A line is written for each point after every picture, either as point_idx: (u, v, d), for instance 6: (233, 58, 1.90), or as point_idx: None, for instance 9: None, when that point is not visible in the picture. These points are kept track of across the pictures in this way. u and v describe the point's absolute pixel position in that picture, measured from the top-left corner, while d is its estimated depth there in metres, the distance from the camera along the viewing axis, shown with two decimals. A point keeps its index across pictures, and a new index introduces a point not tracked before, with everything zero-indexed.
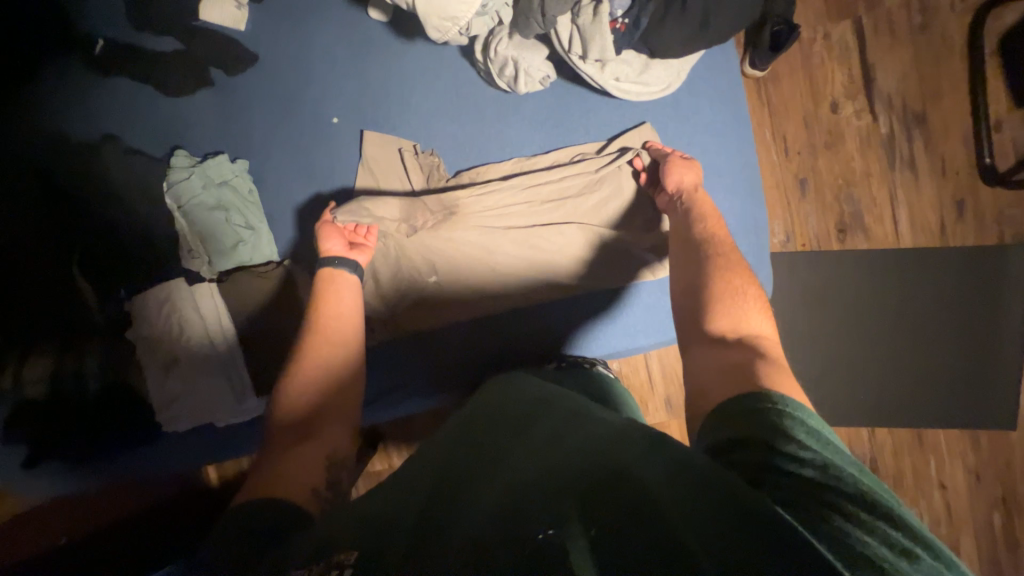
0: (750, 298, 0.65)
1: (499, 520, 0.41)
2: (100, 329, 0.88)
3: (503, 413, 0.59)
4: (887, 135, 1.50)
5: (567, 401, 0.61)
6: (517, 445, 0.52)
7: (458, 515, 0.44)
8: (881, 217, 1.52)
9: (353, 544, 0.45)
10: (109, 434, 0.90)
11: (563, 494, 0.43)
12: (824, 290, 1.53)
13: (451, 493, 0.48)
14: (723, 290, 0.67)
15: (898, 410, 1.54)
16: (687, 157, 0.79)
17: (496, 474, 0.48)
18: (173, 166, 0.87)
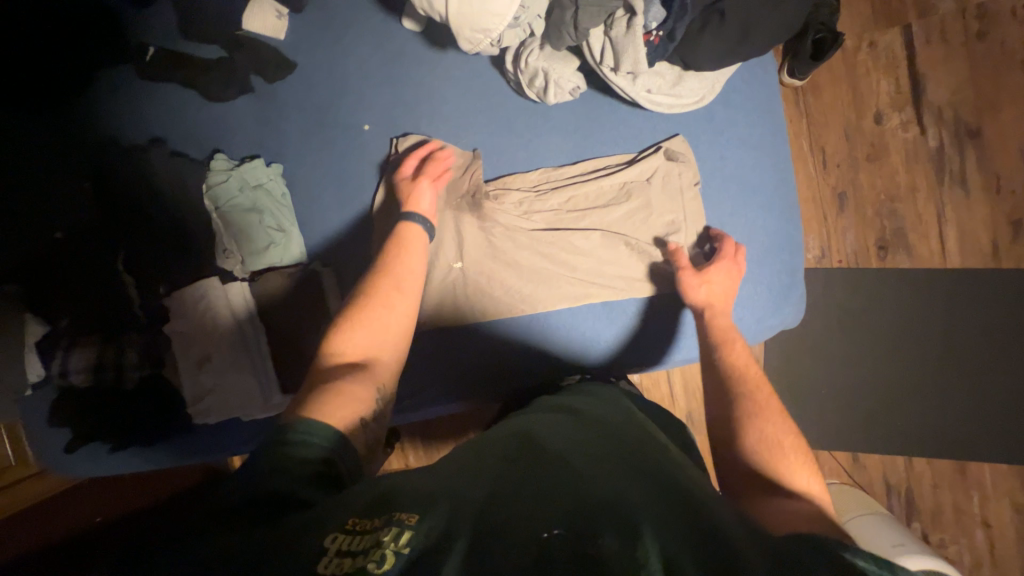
0: (790, 452, 0.59)
1: (571, 525, 0.42)
2: (141, 324, 0.93)
3: (572, 425, 0.61)
4: (936, 148, 1.42)
5: (631, 429, 0.62)
6: (589, 455, 0.53)
7: (525, 504, 0.45)
8: (927, 235, 1.44)
9: (414, 509, 0.45)
10: (143, 423, 0.94)
11: (636, 511, 0.43)
12: (860, 309, 1.47)
13: (516, 482, 0.48)
14: (761, 441, 0.62)
15: (937, 439, 1.45)
16: (719, 263, 0.76)
17: (567, 476, 0.49)
18: (214, 169, 0.91)
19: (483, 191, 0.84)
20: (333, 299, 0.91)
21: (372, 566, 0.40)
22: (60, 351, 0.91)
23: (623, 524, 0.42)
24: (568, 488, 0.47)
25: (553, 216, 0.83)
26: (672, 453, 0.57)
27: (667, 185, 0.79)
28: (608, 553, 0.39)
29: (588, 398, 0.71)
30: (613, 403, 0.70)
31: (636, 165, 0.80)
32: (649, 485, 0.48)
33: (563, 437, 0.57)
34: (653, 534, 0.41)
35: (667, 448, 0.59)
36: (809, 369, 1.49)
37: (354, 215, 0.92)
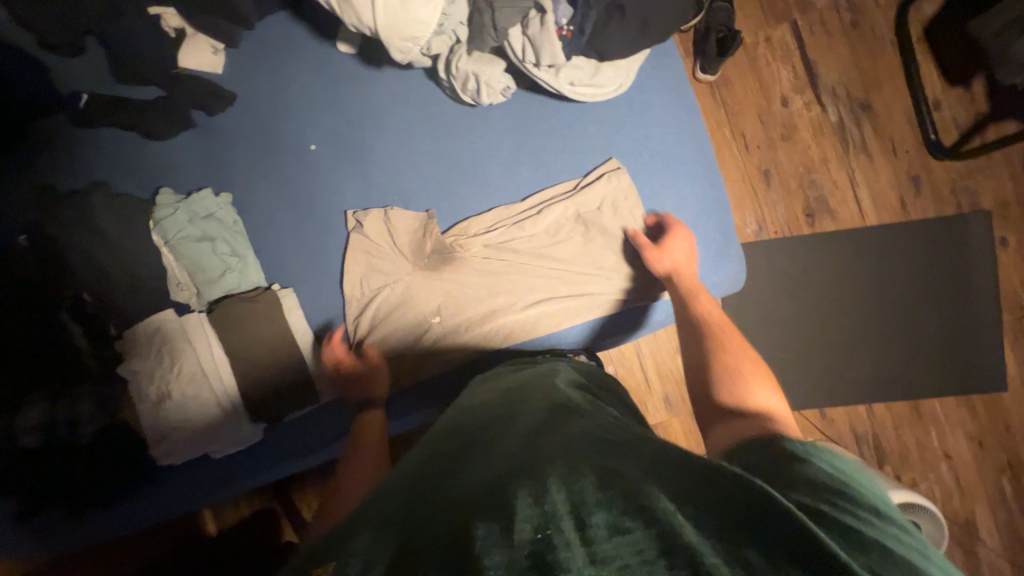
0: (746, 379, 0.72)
1: (481, 508, 0.44)
2: (93, 374, 0.88)
3: (476, 429, 0.64)
4: (837, 123, 1.59)
5: (544, 405, 0.65)
6: (505, 448, 0.56)
7: (437, 513, 0.46)
8: (844, 199, 1.59)
9: (333, 552, 0.44)
10: (103, 478, 0.89)
11: (545, 475, 0.47)
12: (801, 273, 1.59)
13: (428, 499, 0.49)
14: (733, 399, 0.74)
15: (888, 383, 1.57)
16: (670, 230, 0.85)
17: (474, 474, 0.52)
18: (160, 204, 0.91)
19: (445, 244, 0.89)
20: (298, 320, 0.91)
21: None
22: (3, 419, 0.84)
23: (530, 490, 0.44)
24: (472, 486, 0.49)
25: (514, 245, 0.88)
26: (583, 416, 0.61)
27: (603, 173, 0.87)
28: (519, 525, 0.41)
29: (498, 389, 0.75)
30: (516, 388, 0.73)
31: (572, 158, 0.88)
32: (550, 447, 0.53)
33: (469, 444, 0.60)
34: (557, 486, 0.45)
35: (561, 410, 0.63)
36: (765, 336, 1.58)
37: (309, 234, 0.93)
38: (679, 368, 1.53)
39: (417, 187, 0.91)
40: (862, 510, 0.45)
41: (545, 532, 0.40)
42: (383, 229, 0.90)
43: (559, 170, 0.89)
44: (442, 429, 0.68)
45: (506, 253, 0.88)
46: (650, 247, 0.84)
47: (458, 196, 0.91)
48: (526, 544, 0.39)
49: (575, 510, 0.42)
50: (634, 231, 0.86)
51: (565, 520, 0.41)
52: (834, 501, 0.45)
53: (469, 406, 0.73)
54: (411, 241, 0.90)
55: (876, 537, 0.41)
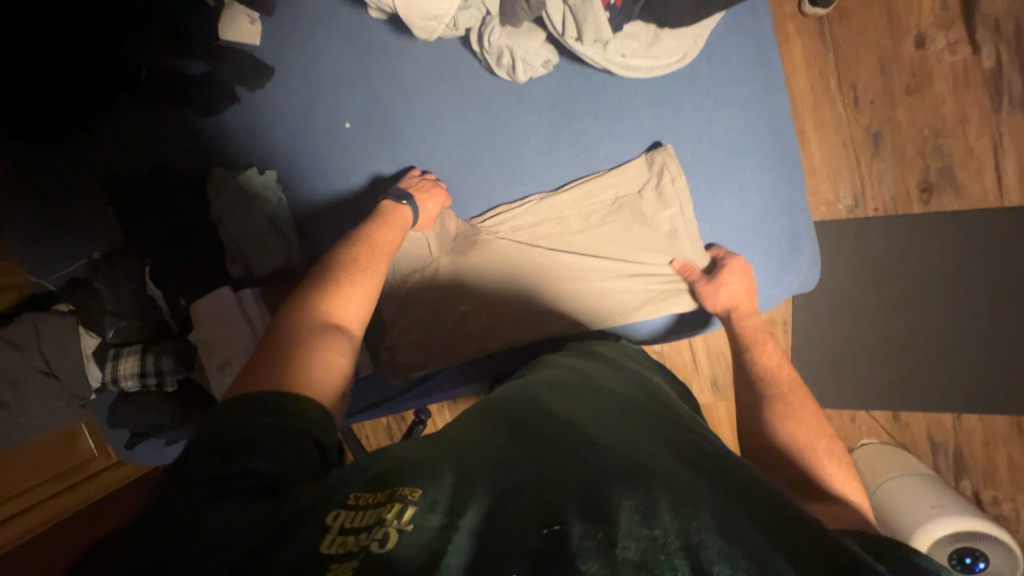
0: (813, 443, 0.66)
1: (578, 502, 0.43)
2: (174, 331, 1.03)
3: (562, 398, 0.62)
4: (991, 70, 1.23)
5: (637, 407, 0.62)
6: (601, 436, 0.53)
7: (529, 485, 0.46)
8: (979, 171, 1.28)
9: (416, 483, 0.45)
10: (188, 418, 1.05)
11: (651, 488, 0.45)
12: (899, 261, 1.35)
13: (520, 460, 0.49)
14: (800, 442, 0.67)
15: (990, 394, 1.34)
16: (739, 265, 0.75)
17: (565, 451, 0.50)
18: (213, 182, 0.95)
19: (476, 234, 0.84)
20: None
21: (374, 546, 0.39)
22: (108, 361, 1.01)
23: (639, 504, 0.42)
24: (560, 466, 0.48)
25: (549, 244, 0.82)
26: (686, 437, 0.57)
27: (655, 160, 0.75)
28: (620, 536, 0.39)
29: (574, 365, 0.71)
30: (596, 370, 0.70)
31: (618, 145, 0.77)
32: (655, 460, 0.50)
33: (556, 410, 0.58)
34: (669, 509, 0.42)
35: (654, 421, 0.60)
36: (844, 330, 1.39)
37: (346, 215, 0.93)
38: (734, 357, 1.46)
39: (450, 170, 0.86)
40: None
41: (654, 556, 0.38)
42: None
43: (602, 160, 0.79)
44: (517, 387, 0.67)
45: (544, 253, 0.81)
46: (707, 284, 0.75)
47: (490, 182, 0.85)
48: (628, 556, 0.38)
49: (688, 546, 0.40)
50: (684, 263, 0.77)
51: (676, 550, 0.39)
52: None
53: (549, 372, 0.70)
54: (439, 230, 0.85)
55: None
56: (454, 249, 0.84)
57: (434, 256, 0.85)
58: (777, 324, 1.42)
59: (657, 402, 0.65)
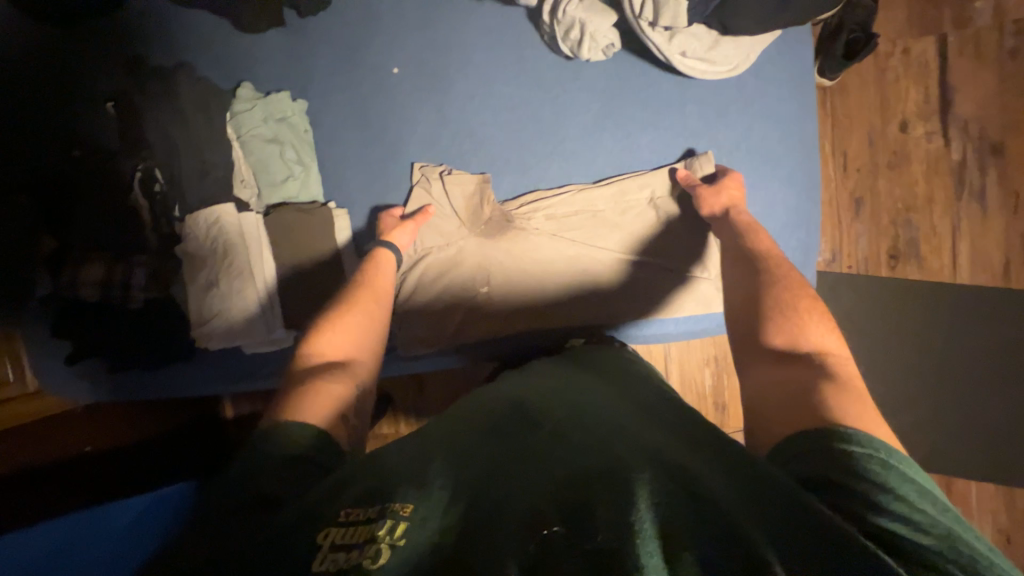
0: (806, 315, 0.66)
1: (558, 502, 0.44)
2: (152, 248, 0.94)
3: (546, 400, 0.63)
4: (957, 162, 1.41)
5: (614, 400, 0.63)
6: (576, 432, 0.55)
7: (511, 492, 0.47)
8: (939, 249, 1.43)
9: (408, 499, 0.47)
10: (143, 346, 0.95)
11: (620, 473, 0.46)
12: (864, 318, 1.46)
13: (503, 471, 0.50)
14: (777, 307, 0.69)
15: (926, 453, 1.45)
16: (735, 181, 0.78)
17: (547, 458, 0.51)
18: (238, 97, 0.90)
19: (507, 210, 0.86)
20: (345, 241, 0.92)
21: (367, 561, 0.41)
22: (69, 266, 0.92)
23: (614, 494, 0.43)
24: (543, 471, 0.49)
25: (580, 226, 0.84)
26: (663, 419, 0.58)
27: (697, 165, 0.80)
28: (597, 526, 0.41)
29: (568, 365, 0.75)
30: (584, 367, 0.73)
31: (659, 140, 0.82)
32: (636, 449, 0.50)
33: (544, 414, 0.59)
34: (642, 495, 0.43)
35: (632, 407, 0.62)
36: None
37: (375, 158, 0.92)
38: (703, 382, 1.54)
39: (492, 133, 0.87)
40: (906, 512, 0.41)
41: (631, 541, 0.39)
42: (439, 192, 0.87)
43: (641, 153, 0.83)
44: (512, 386, 0.69)
45: (573, 233, 0.84)
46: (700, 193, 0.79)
47: (530, 151, 0.86)
48: (605, 546, 0.39)
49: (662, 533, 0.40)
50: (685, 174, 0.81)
51: (647, 535, 0.39)
52: (879, 503, 0.42)
53: (538, 374, 0.72)
54: (469, 197, 0.87)
55: (918, 548, 0.38)
56: (484, 215, 0.87)
57: (461, 219, 0.87)
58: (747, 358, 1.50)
59: (635, 386, 0.67)
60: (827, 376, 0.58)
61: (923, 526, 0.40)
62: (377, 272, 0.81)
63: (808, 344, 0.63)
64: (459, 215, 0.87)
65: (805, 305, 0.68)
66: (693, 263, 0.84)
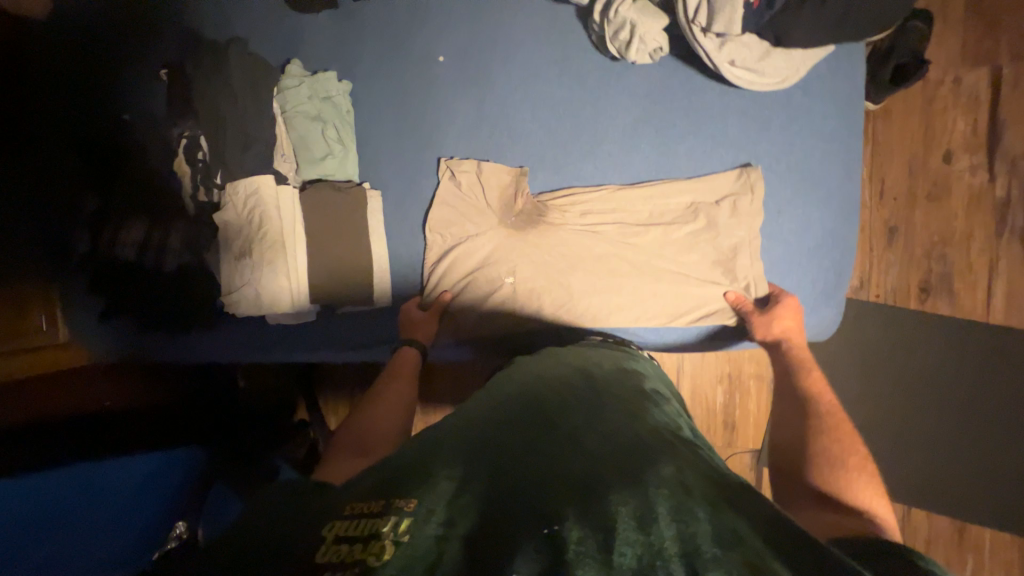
0: (856, 470, 0.63)
1: (577, 510, 0.45)
2: (188, 215, 0.97)
3: (550, 406, 0.62)
4: (1001, 199, 1.37)
5: (619, 410, 0.63)
6: (586, 444, 0.54)
7: (530, 497, 0.47)
8: (973, 286, 1.39)
9: (416, 495, 0.46)
10: (166, 311, 0.99)
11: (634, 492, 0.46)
12: (886, 350, 1.43)
13: (515, 476, 0.50)
14: (822, 456, 0.67)
15: (942, 496, 1.40)
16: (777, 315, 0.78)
17: (563, 467, 0.51)
18: (286, 73, 0.91)
19: (539, 205, 0.87)
20: (375, 222, 0.93)
21: (372, 558, 0.39)
22: (109, 227, 0.96)
23: (637, 513, 0.44)
24: (561, 479, 0.49)
25: (612, 230, 0.84)
26: (668, 436, 0.58)
27: (739, 176, 0.79)
28: (618, 545, 0.41)
29: (570, 366, 0.74)
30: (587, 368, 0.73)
31: (697, 150, 0.81)
32: (647, 465, 0.50)
33: (557, 421, 0.59)
34: (663, 517, 0.44)
35: (641, 416, 0.61)
36: None
37: (412, 144, 0.93)
38: (715, 400, 1.52)
39: (529, 128, 0.88)
40: None
41: (652, 563, 0.40)
42: (474, 183, 0.88)
43: (679, 161, 0.82)
44: (516, 387, 0.68)
45: (603, 234, 0.85)
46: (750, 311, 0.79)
47: (566, 149, 0.87)
48: (625, 565, 0.40)
49: (682, 551, 0.41)
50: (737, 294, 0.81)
51: (668, 559, 0.40)
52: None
53: (541, 374, 0.72)
54: (502, 194, 0.88)
55: None
56: (515, 211, 0.88)
57: (492, 213, 0.89)
58: None
59: (637, 399, 0.67)
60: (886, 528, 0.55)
61: None
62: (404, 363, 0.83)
63: (859, 499, 0.60)
64: (491, 207, 0.88)
65: (852, 462, 0.65)
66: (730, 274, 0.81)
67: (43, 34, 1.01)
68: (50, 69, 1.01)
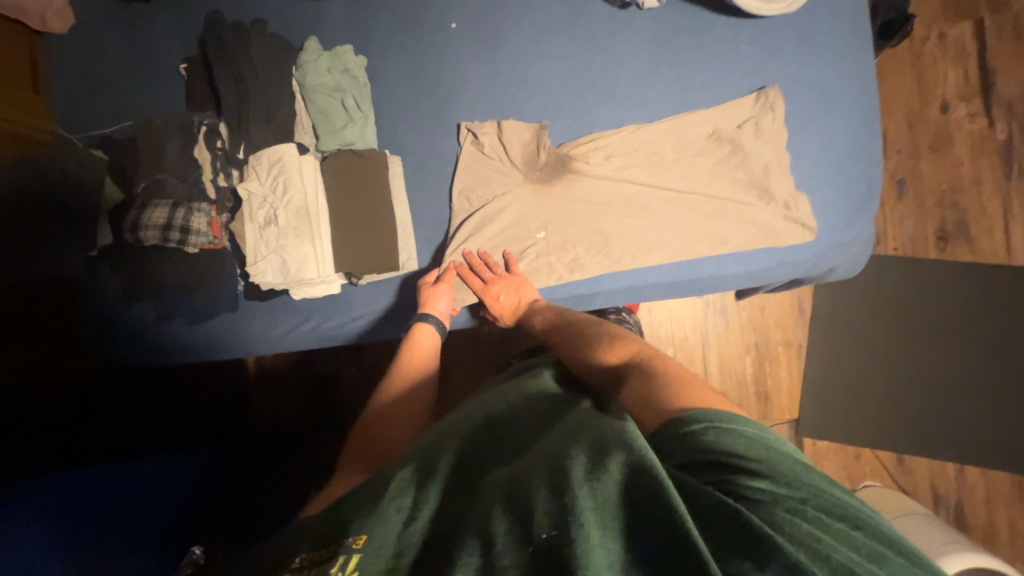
0: (629, 344, 0.70)
1: (500, 499, 0.43)
2: (211, 197, 0.98)
3: (496, 413, 0.60)
4: (1004, 142, 1.39)
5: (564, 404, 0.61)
6: (522, 442, 0.53)
7: (463, 505, 0.46)
8: (990, 229, 1.39)
9: (361, 525, 0.45)
10: (186, 296, 0.96)
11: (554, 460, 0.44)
12: (916, 302, 1.40)
13: (453, 486, 0.49)
14: (610, 341, 0.72)
15: (992, 447, 1.36)
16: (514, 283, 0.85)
17: (500, 466, 0.49)
18: (305, 49, 0.93)
19: (563, 152, 0.87)
20: (398, 187, 0.94)
21: None
22: (135, 208, 0.94)
23: (551, 481, 0.42)
24: (493, 477, 0.47)
25: (638, 167, 0.85)
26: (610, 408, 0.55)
27: (761, 101, 0.81)
28: (539, 522, 0.39)
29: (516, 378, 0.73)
30: (543, 371, 0.71)
31: (712, 84, 0.84)
32: (571, 435, 0.48)
33: (500, 428, 0.57)
34: (578, 477, 0.41)
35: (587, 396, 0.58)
36: (856, 361, 1.41)
37: (430, 108, 0.94)
38: (745, 371, 1.42)
39: (545, 81, 0.90)
40: (821, 514, 0.40)
41: (563, 525, 0.38)
42: (496, 135, 0.89)
43: (696, 97, 0.84)
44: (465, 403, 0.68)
45: (629, 172, 0.85)
46: (480, 280, 0.86)
47: (583, 96, 0.88)
48: (548, 542, 0.38)
49: (598, 513, 0.39)
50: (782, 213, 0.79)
51: (584, 518, 0.38)
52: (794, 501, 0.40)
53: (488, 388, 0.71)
54: (525, 145, 0.88)
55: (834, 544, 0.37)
56: (539, 158, 0.88)
57: (515, 163, 0.88)
58: (790, 346, 1.43)
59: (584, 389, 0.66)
60: (661, 378, 0.60)
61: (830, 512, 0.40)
62: (419, 351, 0.82)
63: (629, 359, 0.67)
64: (515, 156, 0.88)
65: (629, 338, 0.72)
66: (764, 202, 0.80)
67: (67, 45, 1.06)
68: (77, 78, 1.06)
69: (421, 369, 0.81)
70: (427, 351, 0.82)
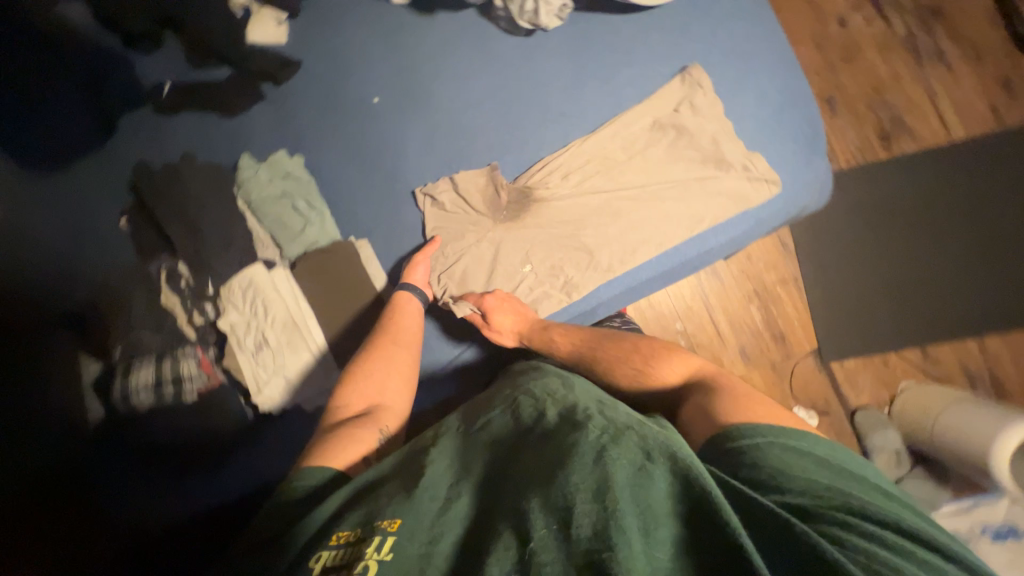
0: (662, 354, 0.75)
1: (539, 491, 0.44)
2: (191, 338, 0.92)
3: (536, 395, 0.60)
4: (905, 36, 1.48)
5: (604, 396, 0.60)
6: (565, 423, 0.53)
7: (497, 497, 0.47)
8: (924, 115, 1.47)
9: (394, 512, 0.47)
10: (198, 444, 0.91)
11: (596, 458, 0.45)
12: (886, 203, 1.45)
13: (489, 477, 0.50)
14: (645, 354, 0.77)
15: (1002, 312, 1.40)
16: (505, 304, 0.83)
17: (540, 450, 0.49)
18: (240, 167, 0.93)
19: (521, 183, 0.88)
20: (374, 269, 0.92)
21: None
22: (118, 375, 0.90)
23: (592, 480, 0.42)
24: (530, 464, 0.48)
25: (596, 175, 0.86)
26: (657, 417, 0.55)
27: (687, 80, 0.84)
28: (575, 519, 0.40)
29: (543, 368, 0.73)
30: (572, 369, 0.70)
31: (637, 78, 0.87)
32: (613, 434, 0.49)
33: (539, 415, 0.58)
34: (618, 479, 0.42)
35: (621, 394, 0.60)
36: (853, 275, 1.44)
37: (379, 182, 0.94)
38: (754, 318, 1.43)
39: (481, 123, 0.91)
40: (871, 527, 0.42)
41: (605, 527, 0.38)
42: (453, 188, 0.89)
43: (627, 94, 0.87)
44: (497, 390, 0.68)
45: (590, 183, 0.86)
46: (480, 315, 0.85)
47: (522, 126, 0.90)
48: (583, 541, 0.38)
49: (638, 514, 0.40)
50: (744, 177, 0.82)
51: (627, 523, 0.39)
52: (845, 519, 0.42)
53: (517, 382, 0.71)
54: (483, 189, 0.89)
55: (878, 552, 0.39)
56: (500, 197, 0.88)
57: (481, 209, 0.88)
58: (788, 282, 1.45)
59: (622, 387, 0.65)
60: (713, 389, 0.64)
61: (888, 528, 0.42)
62: (405, 316, 0.84)
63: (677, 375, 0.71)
64: (478, 202, 0.88)
65: (658, 346, 0.78)
66: (724, 173, 0.82)
67: None
68: None
69: (407, 340, 0.83)
70: (413, 318, 0.85)
